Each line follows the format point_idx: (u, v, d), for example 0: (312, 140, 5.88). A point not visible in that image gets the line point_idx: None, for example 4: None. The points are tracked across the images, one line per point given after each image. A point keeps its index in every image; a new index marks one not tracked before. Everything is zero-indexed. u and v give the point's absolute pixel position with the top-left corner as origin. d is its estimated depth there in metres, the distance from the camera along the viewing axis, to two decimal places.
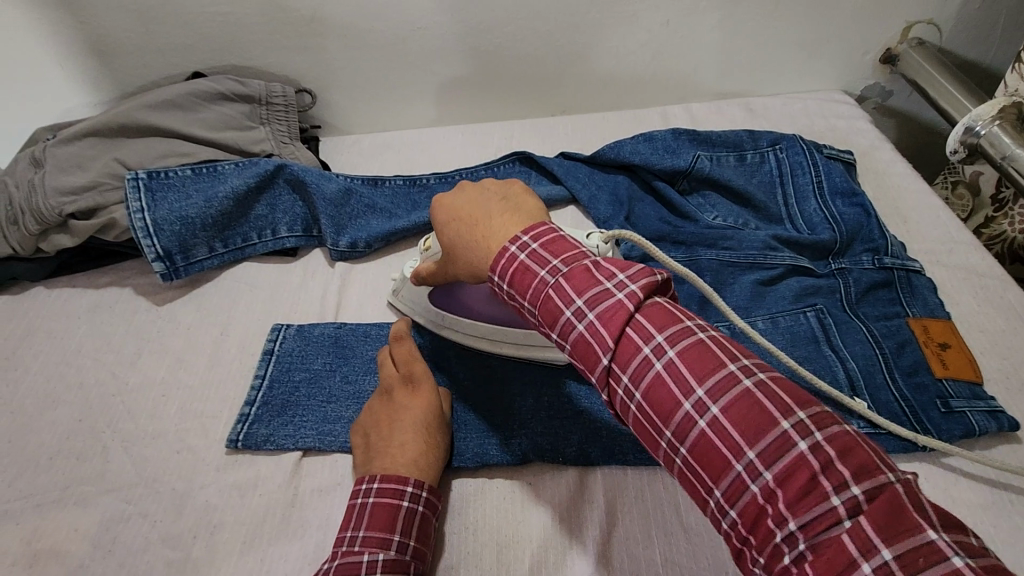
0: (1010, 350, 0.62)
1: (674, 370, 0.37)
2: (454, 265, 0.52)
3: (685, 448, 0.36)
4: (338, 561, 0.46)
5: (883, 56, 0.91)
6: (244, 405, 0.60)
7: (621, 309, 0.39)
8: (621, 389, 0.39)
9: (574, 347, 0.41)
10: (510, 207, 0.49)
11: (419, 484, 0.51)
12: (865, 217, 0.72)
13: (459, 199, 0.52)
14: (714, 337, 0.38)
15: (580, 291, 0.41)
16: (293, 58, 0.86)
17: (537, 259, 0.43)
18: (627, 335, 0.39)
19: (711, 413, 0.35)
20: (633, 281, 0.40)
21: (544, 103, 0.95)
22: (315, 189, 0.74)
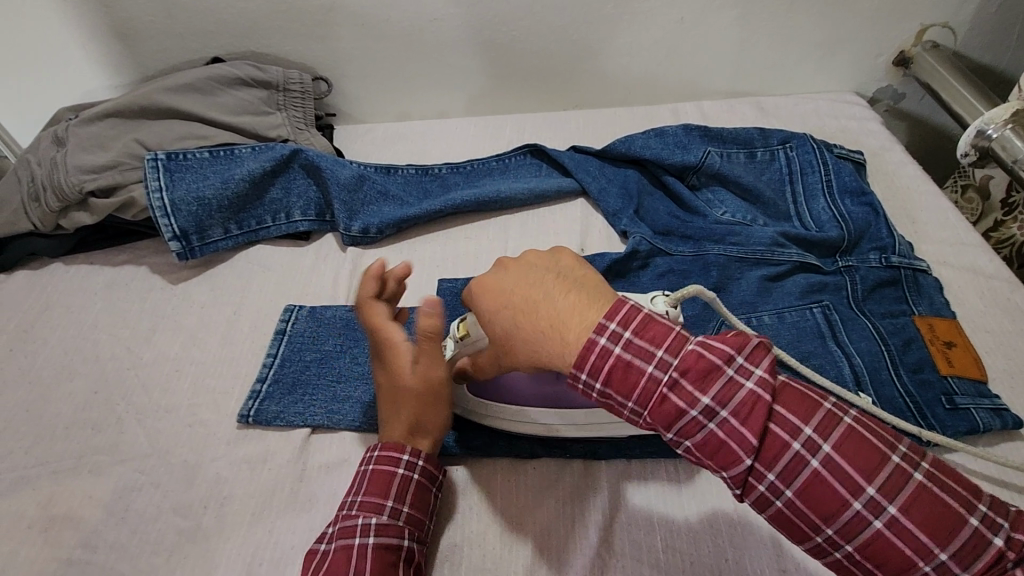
0: (1015, 350, 0.63)
1: (832, 466, 0.36)
2: (511, 357, 0.46)
3: (852, 545, 0.36)
4: (338, 525, 0.48)
5: (897, 58, 0.91)
6: (256, 381, 0.61)
7: (761, 403, 0.37)
8: (766, 488, 0.37)
9: (706, 448, 0.38)
10: (570, 286, 0.45)
11: (415, 453, 0.51)
12: (874, 216, 0.72)
13: (507, 278, 0.47)
14: (856, 418, 0.38)
15: (707, 385, 0.38)
16: (311, 46, 0.87)
17: (640, 350, 0.40)
18: (769, 430, 0.37)
19: (885, 510, 0.35)
20: (755, 364, 0.38)
21: (558, 97, 0.96)
22: (329, 174, 0.75)
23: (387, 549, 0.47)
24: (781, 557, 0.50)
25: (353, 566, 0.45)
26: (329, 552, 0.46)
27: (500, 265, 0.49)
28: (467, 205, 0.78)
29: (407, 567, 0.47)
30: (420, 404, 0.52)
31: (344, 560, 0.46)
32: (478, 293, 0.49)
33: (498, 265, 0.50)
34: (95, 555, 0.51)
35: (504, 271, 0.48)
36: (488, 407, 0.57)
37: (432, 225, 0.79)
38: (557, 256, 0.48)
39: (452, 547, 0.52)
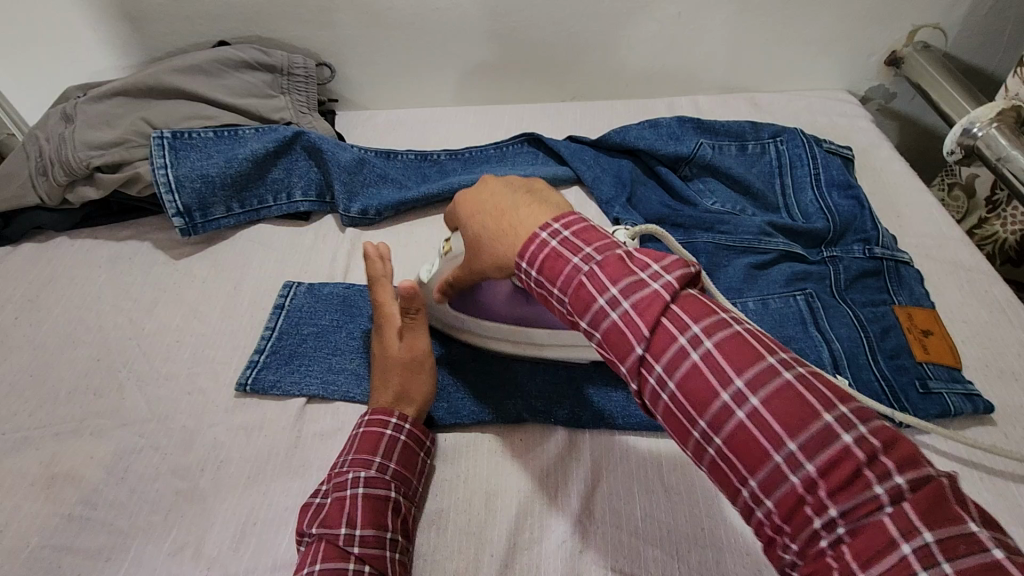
0: (990, 340, 0.65)
1: (712, 361, 0.37)
2: (480, 262, 0.51)
3: (720, 439, 0.36)
4: (331, 481, 0.51)
5: (889, 58, 0.93)
6: (254, 352, 0.63)
7: (656, 299, 0.39)
8: (653, 379, 0.39)
9: (606, 338, 0.41)
10: (537, 198, 0.49)
11: (402, 417, 0.55)
12: (860, 209, 0.74)
13: (485, 188, 0.52)
14: (749, 329, 0.38)
15: (617, 279, 0.41)
16: (316, 32, 0.89)
17: (569, 245, 0.44)
18: (662, 325, 0.39)
19: (748, 402, 0.35)
20: (667, 272, 0.41)
21: (556, 88, 0.98)
22: (330, 156, 0.77)
23: (374, 500, 0.50)
24: None
25: (344, 515, 0.49)
26: (323, 505, 0.50)
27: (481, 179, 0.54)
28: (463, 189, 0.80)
29: (395, 518, 0.50)
30: (407, 374, 0.57)
31: (337, 510, 0.49)
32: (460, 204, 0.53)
33: (480, 181, 0.54)
34: (95, 512, 0.53)
35: (483, 184, 0.53)
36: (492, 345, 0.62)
37: (430, 209, 0.81)
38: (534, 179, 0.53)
39: (440, 512, 0.54)
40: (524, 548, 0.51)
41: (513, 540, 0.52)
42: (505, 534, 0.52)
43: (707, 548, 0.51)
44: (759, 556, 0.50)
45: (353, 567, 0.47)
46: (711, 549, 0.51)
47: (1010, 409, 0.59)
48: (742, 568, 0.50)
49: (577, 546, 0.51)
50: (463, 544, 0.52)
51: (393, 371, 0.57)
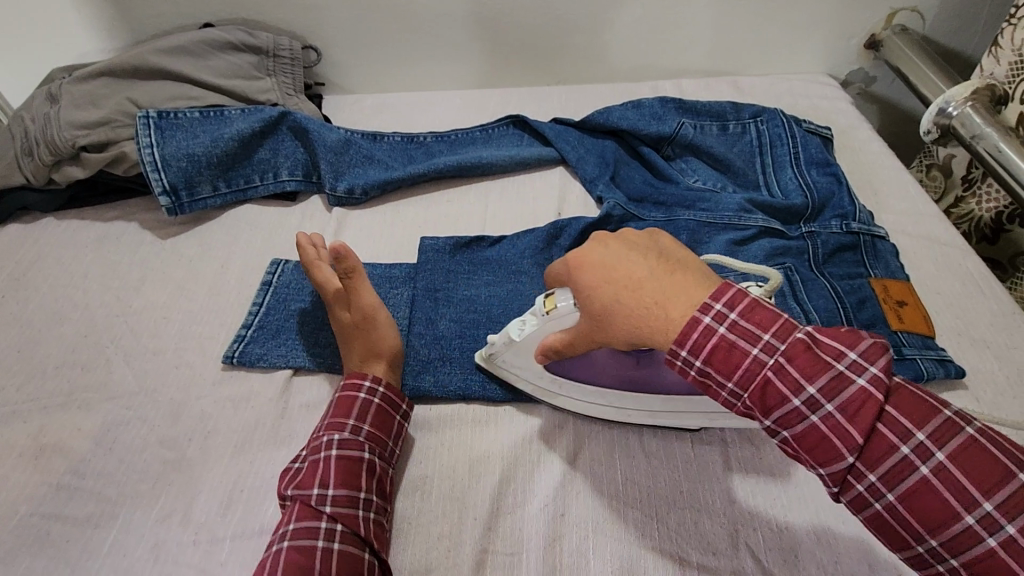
0: (963, 311, 0.66)
1: (943, 474, 0.37)
2: (608, 335, 0.46)
3: (959, 559, 0.36)
4: (306, 445, 0.53)
5: (868, 41, 0.95)
6: (241, 327, 0.64)
7: (871, 402, 0.38)
8: (865, 487, 0.39)
9: (806, 440, 0.40)
10: (673, 265, 0.45)
11: (376, 380, 0.56)
12: (837, 186, 0.76)
13: (607, 251, 0.47)
14: (976, 430, 0.38)
15: (813, 378, 0.39)
16: (302, 16, 0.89)
17: (747, 334, 0.41)
18: (877, 430, 0.39)
19: (1000, 526, 0.35)
20: (869, 362, 0.39)
21: (541, 72, 0.99)
22: (316, 137, 0.78)
23: (346, 461, 0.51)
24: (732, 489, 0.53)
25: (317, 475, 0.51)
26: (298, 468, 0.52)
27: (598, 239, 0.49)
28: (450, 170, 0.81)
29: (370, 478, 0.52)
30: (365, 333, 0.60)
31: (310, 472, 0.51)
32: (578, 269, 0.48)
33: (591, 240, 0.49)
34: (83, 482, 0.54)
35: (602, 245, 0.48)
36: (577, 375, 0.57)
37: (416, 189, 0.82)
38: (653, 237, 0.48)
39: (423, 478, 0.55)
40: (506, 512, 0.52)
41: (497, 504, 0.53)
42: (488, 498, 0.53)
43: (686, 510, 0.52)
44: (736, 516, 0.52)
45: (325, 525, 0.48)
46: (690, 511, 0.52)
47: (981, 375, 0.61)
48: (719, 528, 0.51)
49: (559, 509, 0.52)
50: (447, 509, 0.53)
51: (354, 336, 0.60)
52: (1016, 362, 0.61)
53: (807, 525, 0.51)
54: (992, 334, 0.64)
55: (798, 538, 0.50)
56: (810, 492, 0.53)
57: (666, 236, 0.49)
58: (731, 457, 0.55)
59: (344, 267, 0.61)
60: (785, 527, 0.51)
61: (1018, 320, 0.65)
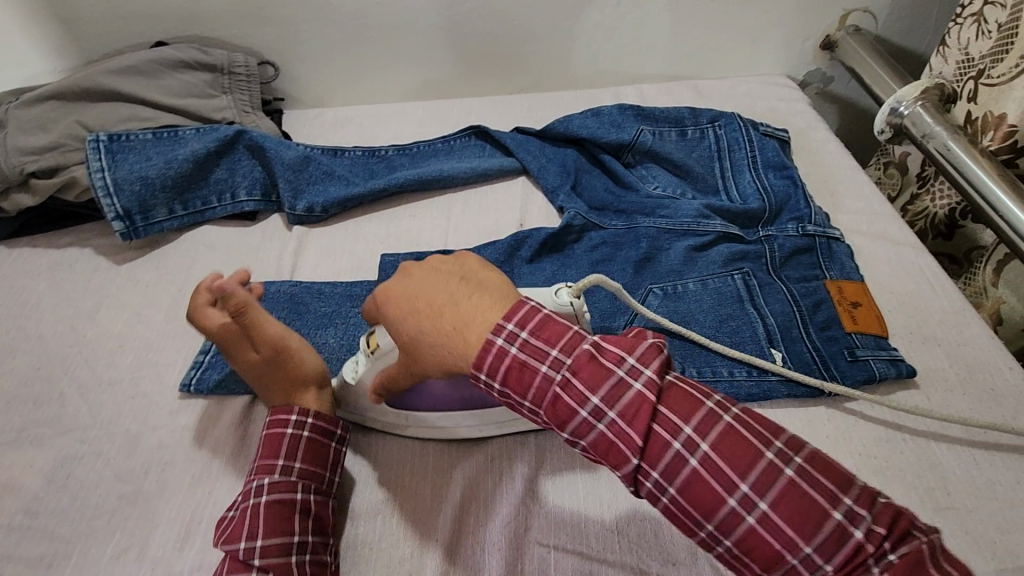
0: (915, 309, 0.68)
1: (709, 462, 0.39)
2: (420, 363, 0.49)
3: (730, 541, 0.38)
4: (240, 493, 0.52)
5: (823, 43, 0.96)
6: (199, 352, 0.64)
7: (643, 402, 0.41)
8: (650, 485, 0.41)
9: (599, 448, 0.42)
10: (470, 283, 0.49)
11: (301, 411, 0.55)
12: (793, 189, 0.77)
13: (407, 282, 0.51)
14: (735, 416, 0.40)
15: (594, 387, 0.42)
16: (258, 31, 0.89)
17: (534, 352, 0.44)
18: (652, 429, 0.41)
19: (756, 505, 0.38)
20: (644, 365, 0.42)
21: (503, 80, 0.99)
22: (273, 155, 0.77)
23: (280, 504, 0.51)
24: None
25: (245, 523, 0.49)
26: (230, 517, 0.51)
27: (403, 271, 0.53)
28: (411, 184, 0.81)
29: (302, 519, 0.50)
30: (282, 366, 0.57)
31: (240, 520, 0.50)
32: (385, 301, 0.51)
33: (398, 272, 0.53)
34: (36, 520, 0.53)
35: (406, 276, 0.52)
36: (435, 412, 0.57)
37: (378, 204, 0.81)
38: (457, 260, 0.53)
39: (386, 500, 0.55)
40: (468, 531, 0.52)
41: (458, 524, 0.53)
42: (450, 519, 0.53)
43: (647, 521, 0.52)
44: None
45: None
46: (650, 521, 0.52)
47: (931, 373, 0.62)
48: (679, 537, 0.51)
49: (521, 526, 0.52)
50: (409, 531, 0.53)
51: (269, 373, 0.57)
52: (965, 359, 0.63)
53: None
54: (943, 331, 0.65)
55: None
56: None
57: (474, 256, 0.53)
58: None
59: (235, 304, 0.57)
60: None
61: (968, 316, 0.66)
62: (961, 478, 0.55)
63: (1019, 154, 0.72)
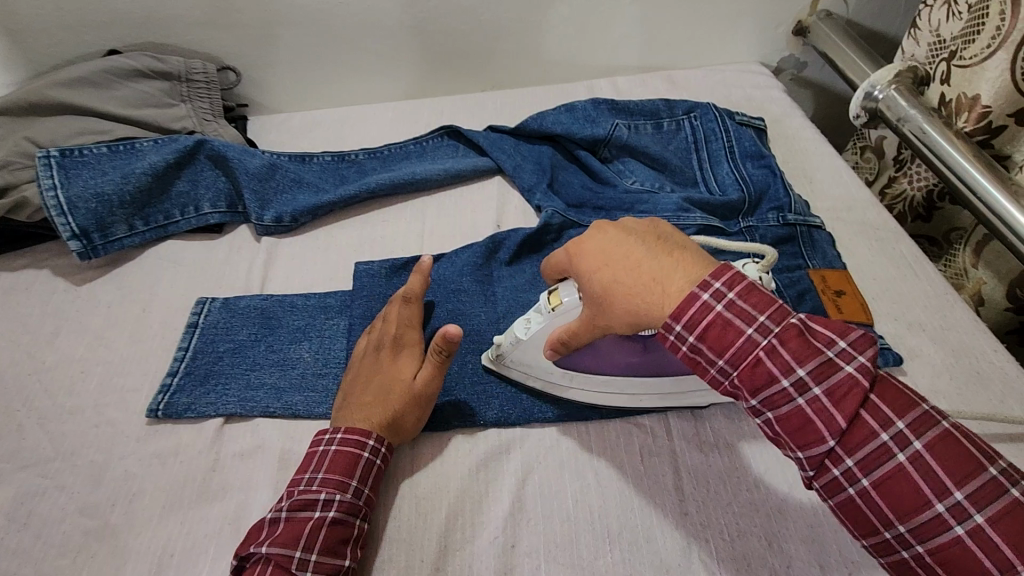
0: (899, 295, 0.67)
1: (920, 463, 0.37)
2: (607, 317, 0.46)
3: (923, 545, 0.37)
4: (292, 498, 0.49)
5: (795, 28, 0.96)
6: (167, 375, 0.61)
7: (856, 386, 0.38)
8: (841, 472, 0.39)
9: (791, 423, 0.40)
10: (673, 244, 0.45)
11: (380, 440, 0.53)
12: (772, 178, 0.76)
13: (602, 237, 0.47)
14: (955, 425, 0.38)
15: (803, 361, 0.39)
16: (216, 36, 0.85)
17: (740, 313, 0.40)
18: (860, 417, 0.38)
19: (968, 516, 0.35)
20: (858, 351, 0.39)
21: (475, 78, 0.96)
22: (237, 163, 0.74)
23: (340, 526, 0.48)
24: (683, 501, 0.53)
25: (304, 536, 0.47)
26: (283, 521, 0.48)
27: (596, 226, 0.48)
28: (383, 188, 0.78)
29: (354, 547, 0.49)
30: (391, 371, 0.57)
31: (296, 532, 0.47)
32: (576, 254, 0.48)
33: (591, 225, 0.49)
34: None
35: (598, 231, 0.48)
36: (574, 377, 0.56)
37: (350, 211, 0.79)
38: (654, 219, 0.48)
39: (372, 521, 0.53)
40: (456, 549, 0.50)
41: (445, 542, 0.51)
42: (436, 537, 0.51)
43: (639, 528, 0.51)
44: (688, 529, 0.51)
45: None
46: (643, 528, 0.51)
47: (920, 359, 0.62)
48: (672, 543, 0.50)
49: (510, 541, 0.51)
50: (394, 553, 0.51)
51: (376, 368, 0.57)
52: (950, 344, 0.63)
53: (759, 532, 0.51)
54: (927, 316, 0.65)
55: (750, 545, 0.50)
56: (763, 495, 0.53)
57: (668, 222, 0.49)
58: (682, 467, 0.55)
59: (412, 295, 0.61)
60: (737, 536, 0.50)
61: (952, 300, 0.66)
62: None
63: (993, 134, 0.72)
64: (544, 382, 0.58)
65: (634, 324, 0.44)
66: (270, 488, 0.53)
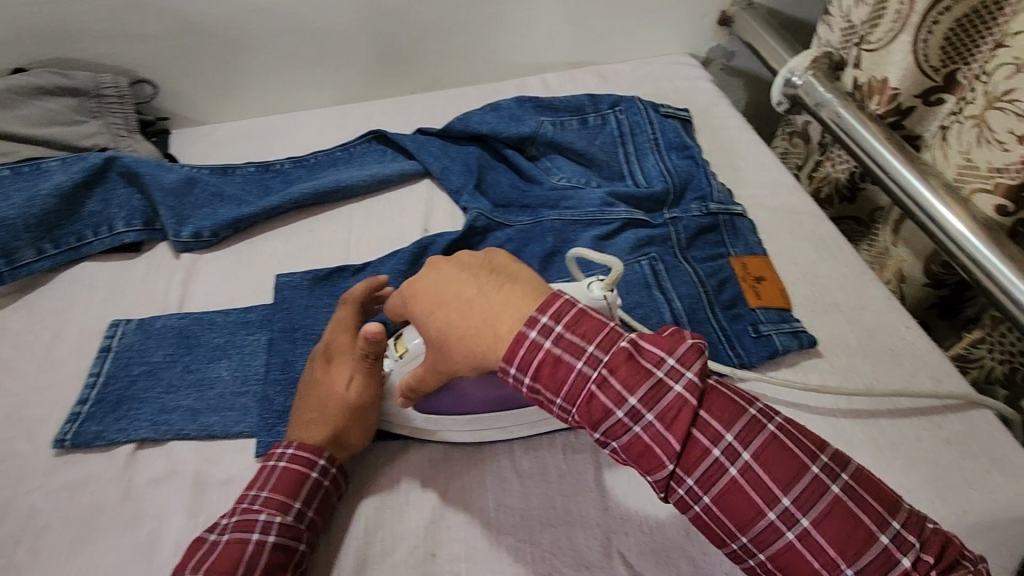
0: (818, 278, 0.68)
1: (749, 473, 0.40)
2: (449, 359, 0.47)
3: (764, 551, 0.40)
4: (235, 518, 0.48)
5: (719, 19, 0.97)
6: (77, 403, 0.60)
7: (683, 407, 0.41)
8: (684, 491, 0.42)
9: (633, 450, 0.42)
10: (501, 278, 0.47)
11: (329, 460, 0.52)
12: (695, 168, 0.77)
13: (434, 279, 0.49)
14: (778, 427, 0.42)
15: (633, 388, 0.42)
16: (127, 48, 0.82)
17: (570, 347, 0.43)
18: (692, 435, 0.41)
19: (796, 521, 0.39)
20: (683, 368, 0.42)
21: (403, 81, 0.95)
22: (150, 180, 0.73)
23: (280, 551, 0.47)
24: (604, 497, 0.53)
25: (244, 560, 0.46)
26: (224, 543, 0.47)
27: (430, 266, 0.50)
28: (307, 198, 0.77)
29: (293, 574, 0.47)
30: (324, 383, 0.54)
31: (236, 556, 0.46)
32: (412, 297, 0.49)
33: (427, 266, 0.51)
34: None
35: (432, 271, 0.49)
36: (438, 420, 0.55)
37: (274, 222, 0.77)
38: (488, 254, 0.50)
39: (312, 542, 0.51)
40: (374, 562, 0.50)
41: (363, 556, 0.50)
42: (354, 552, 0.51)
43: (560, 527, 0.51)
44: (608, 524, 0.51)
45: None
46: (564, 527, 0.51)
47: (837, 341, 0.63)
48: (592, 540, 0.51)
49: (429, 550, 0.51)
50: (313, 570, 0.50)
51: (312, 381, 0.55)
52: (865, 323, 0.64)
53: (677, 522, 0.51)
54: (844, 297, 0.66)
55: (669, 535, 0.51)
56: None
57: (504, 252, 0.51)
58: (603, 464, 0.55)
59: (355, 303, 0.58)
60: (657, 527, 0.51)
61: (867, 280, 0.68)
62: (865, 443, 0.55)
63: (904, 116, 0.73)
64: (409, 429, 0.56)
65: (479, 368, 0.45)
66: (183, 514, 0.53)
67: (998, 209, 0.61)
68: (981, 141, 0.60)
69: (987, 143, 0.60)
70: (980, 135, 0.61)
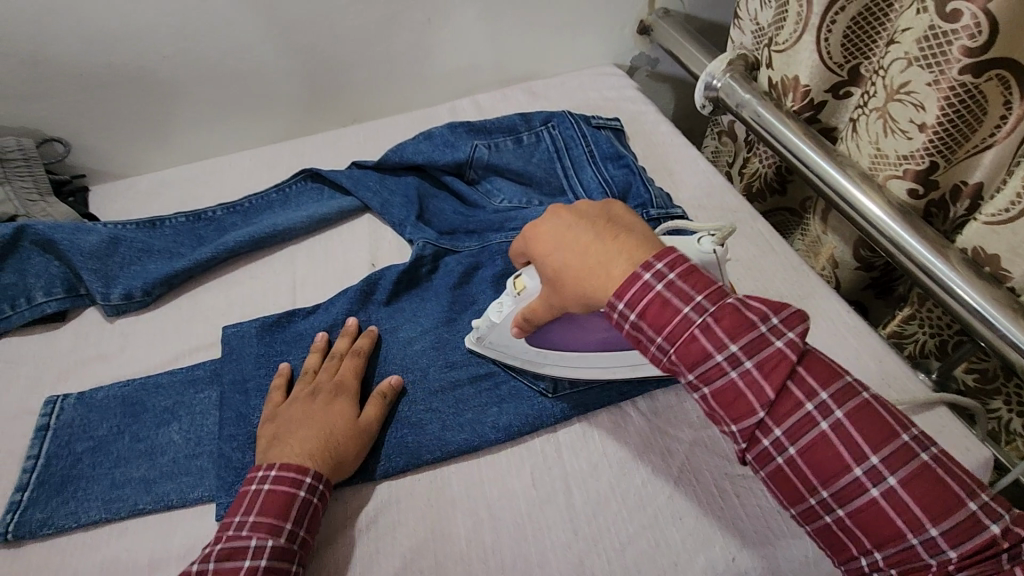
0: (759, 272, 0.71)
1: (839, 430, 0.39)
2: (561, 298, 0.48)
3: (843, 509, 0.39)
4: (222, 547, 0.47)
5: (639, 28, 0.99)
6: (16, 491, 0.56)
7: (782, 358, 0.40)
8: (770, 441, 0.41)
9: (723, 396, 0.41)
10: (619, 228, 0.46)
11: (318, 478, 0.52)
12: (633, 176, 0.78)
13: (557, 220, 0.47)
14: (876, 397, 0.40)
15: (736, 336, 0.41)
16: (29, 109, 0.78)
17: (678, 291, 0.42)
18: (787, 386, 0.40)
19: (884, 479, 0.38)
20: (789, 327, 0.41)
21: (332, 113, 0.94)
22: (66, 246, 0.69)
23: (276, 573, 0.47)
24: (574, 518, 0.53)
25: None
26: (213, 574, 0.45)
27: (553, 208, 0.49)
28: (244, 246, 0.74)
29: None
30: (323, 413, 0.56)
31: None
32: (529, 237, 0.49)
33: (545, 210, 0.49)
34: None
35: (555, 214, 0.48)
36: (546, 355, 0.59)
37: (212, 274, 0.74)
38: (607, 206, 0.49)
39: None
40: None
41: None
42: None
43: (532, 552, 0.52)
44: (580, 546, 0.52)
45: None
46: (536, 552, 0.52)
47: None
48: (565, 563, 0.51)
49: None
50: None
51: (310, 410, 0.56)
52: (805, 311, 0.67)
53: (646, 532, 0.52)
54: (786, 289, 0.69)
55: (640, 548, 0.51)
56: (649, 494, 0.54)
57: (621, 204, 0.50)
58: (573, 484, 0.55)
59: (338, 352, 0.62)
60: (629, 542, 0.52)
61: (806, 271, 0.71)
62: None
63: (817, 110, 0.77)
64: (522, 361, 0.60)
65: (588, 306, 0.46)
66: None
67: (910, 192, 0.65)
68: (887, 130, 0.64)
69: (891, 133, 0.64)
70: (885, 125, 0.65)
